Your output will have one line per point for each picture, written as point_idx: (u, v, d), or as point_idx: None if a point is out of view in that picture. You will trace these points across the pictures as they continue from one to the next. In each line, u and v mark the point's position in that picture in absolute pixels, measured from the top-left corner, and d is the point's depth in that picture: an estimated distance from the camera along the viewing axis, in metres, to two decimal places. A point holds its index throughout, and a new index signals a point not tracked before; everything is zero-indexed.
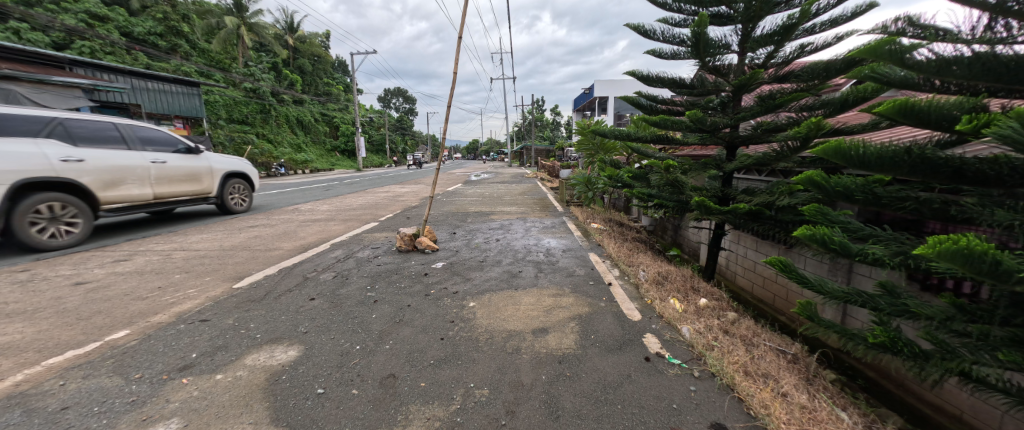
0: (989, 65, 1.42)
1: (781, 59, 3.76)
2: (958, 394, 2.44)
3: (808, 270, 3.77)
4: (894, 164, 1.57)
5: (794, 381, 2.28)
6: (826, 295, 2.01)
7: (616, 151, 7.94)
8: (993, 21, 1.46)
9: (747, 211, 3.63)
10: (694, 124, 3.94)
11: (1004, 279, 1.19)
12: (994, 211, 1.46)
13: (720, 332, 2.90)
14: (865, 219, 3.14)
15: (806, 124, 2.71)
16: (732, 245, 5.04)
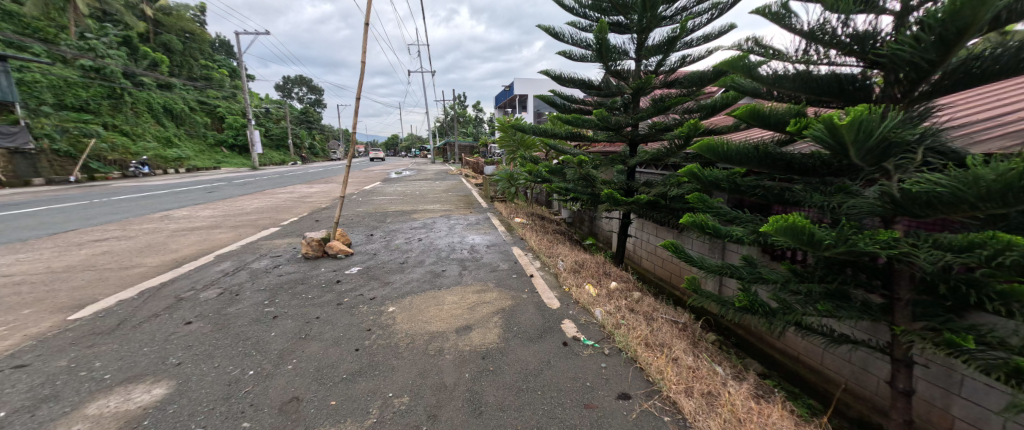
0: (805, 80, 1.82)
1: (667, 68, 4.28)
2: (795, 339, 3.10)
3: (694, 250, 4.40)
4: (747, 159, 1.92)
5: (683, 346, 2.65)
6: (707, 271, 2.37)
7: (535, 147, 8.28)
8: (811, 45, 1.88)
9: (646, 202, 4.07)
10: (601, 122, 4.32)
11: (817, 247, 1.56)
12: (811, 195, 1.89)
13: (627, 311, 3.22)
14: (733, 204, 3.77)
15: (688, 125, 3.16)
16: (637, 232, 5.63)
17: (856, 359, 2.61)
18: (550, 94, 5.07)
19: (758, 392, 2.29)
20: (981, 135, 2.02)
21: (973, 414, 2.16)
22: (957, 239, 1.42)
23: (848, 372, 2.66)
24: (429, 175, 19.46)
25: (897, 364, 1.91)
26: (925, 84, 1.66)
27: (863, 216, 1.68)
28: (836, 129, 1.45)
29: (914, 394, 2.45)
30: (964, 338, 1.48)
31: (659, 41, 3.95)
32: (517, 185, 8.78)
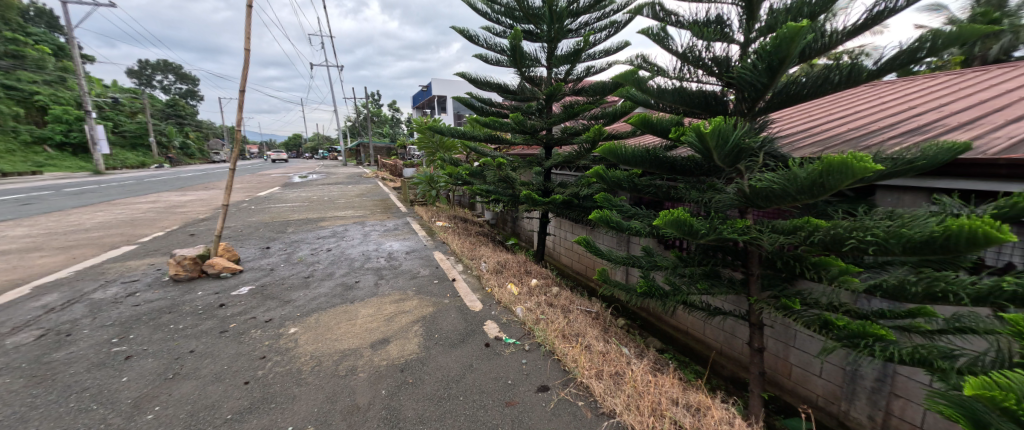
0: (682, 95, 2.15)
1: (575, 77, 4.60)
2: (683, 316, 3.59)
3: (604, 244, 4.79)
4: (641, 161, 2.15)
5: (596, 333, 2.86)
6: (614, 262, 2.60)
7: (456, 148, 8.22)
8: (685, 65, 2.23)
9: (562, 201, 4.31)
10: (518, 126, 4.45)
11: (694, 236, 1.85)
12: (689, 192, 2.21)
13: (546, 306, 3.36)
14: (634, 201, 4.21)
15: (594, 130, 3.43)
16: (556, 230, 5.94)
17: (727, 327, 3.13)
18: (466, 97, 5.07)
19: (657, 367, 2.58)
20: (800, 143, 2.70)
21: (804, 360, 2.76)
22: (787, 224, 1.81)
23: (722, 338, 3.17)
24: (339, 178, 17.90)
25: (753, 328, 2.34)
26: (762, 101, 2.08)
27: (726, 208, 2.04)
28: (703, 137, 1.71)
29: (766, 351, 3.02)
30: (793, 302, 1.91)
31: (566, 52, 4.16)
32: (437, 188, 8.56)
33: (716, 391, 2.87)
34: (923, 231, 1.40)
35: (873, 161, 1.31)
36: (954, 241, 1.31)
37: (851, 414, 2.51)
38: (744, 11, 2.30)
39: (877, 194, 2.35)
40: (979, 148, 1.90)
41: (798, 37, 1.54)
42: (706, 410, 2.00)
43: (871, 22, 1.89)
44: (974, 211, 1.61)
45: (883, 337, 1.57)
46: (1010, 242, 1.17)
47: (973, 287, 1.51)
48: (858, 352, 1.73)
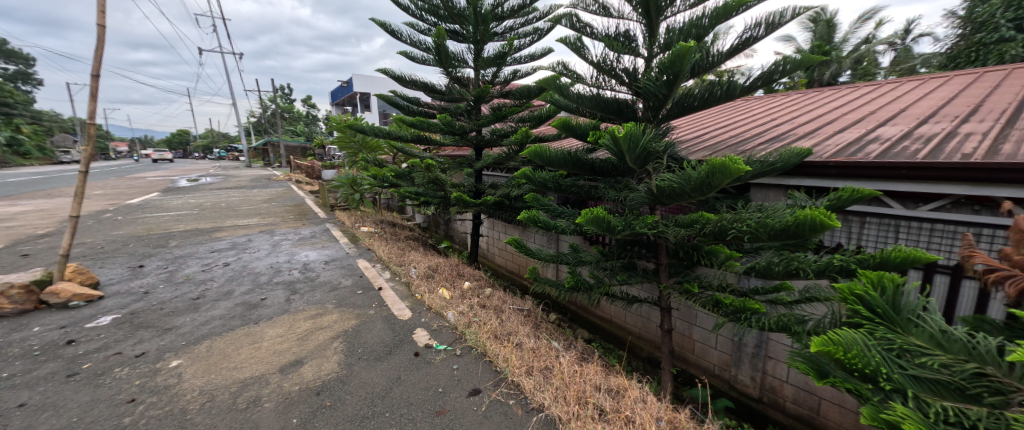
0: (599, 101, 2.31)
1: (502, 79, 4.65)
2: (606, 306, 3.87)
3: (535, 243, 4.92)
4: (564, 163, 2.27)
5: (527, 331, 2.92)
6: (543, 260, 2.69)
7: (381, 149, 7.81)
8: (600, 74, 2.43)
9: (493, 202, 4.33)
10: (446, 127, 4.38)
11: (611, 232, 2.01)
12: (607, 190, 2.39)
13: (479, 308, 3.34)
14: (563, 201, 4.41)
15: (521, 133, 3.50)
16: (489, 231, 5.97)
17: (642, 313, 3.45)
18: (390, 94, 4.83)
19: (583, 358, 2.73)
20: (695, 147, 3.10)
21: (703, 336, 3.15)
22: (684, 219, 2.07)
23: (638, 323, 3.50)
24: (240, 181, 15.75)
25: (662, 312, 2.61)
26: (663, 110, 2.35)
27: (637, 205, 2.25)
28: (617, 140, 1.86)
29: (675, 331, 3.39)
30: (693, 286, 2.21)
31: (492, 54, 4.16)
32: (360, 191, 8.00)
33: (635, 372, 3.14)
34: (781, 220, 1.71)
35: (746, 163, 1.57)
36: (803, 227, 1.62)
37: (739, 378, 2.93)
38: (647, 30, 2.57)
39: (751, 192, 2.73)
40: (817, 153, 2.35)
41: (688, 54, 1.77)
42: (624, 391, 2.16)
43: (741, 46, 2.24)
44: (816, 203, 2.02)
45: (757, 311, 1.90)
46: (836, 227, 1.50)
47: (815, 263, 1.90)
48: (741, 325, 2.05)
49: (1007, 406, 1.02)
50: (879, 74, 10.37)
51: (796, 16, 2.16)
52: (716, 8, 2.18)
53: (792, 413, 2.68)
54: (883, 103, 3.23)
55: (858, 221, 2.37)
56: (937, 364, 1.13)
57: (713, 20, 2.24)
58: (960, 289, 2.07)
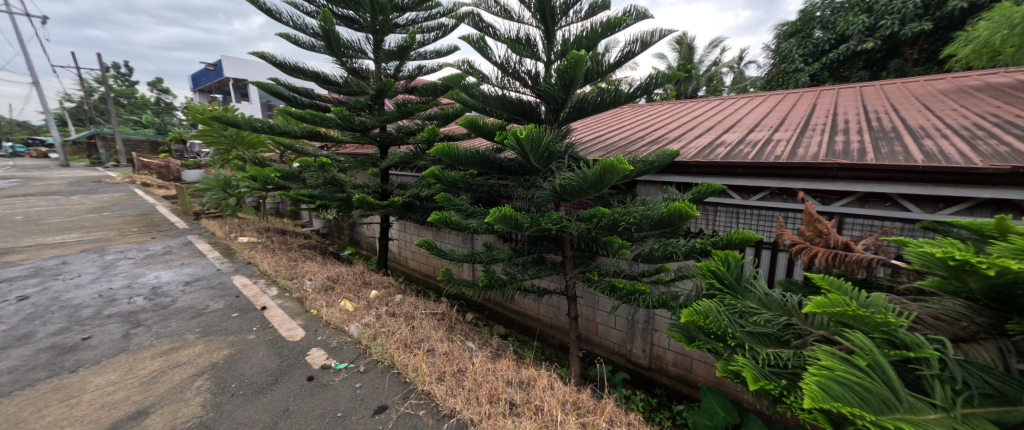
0: (505, 102, 2.55)
1: (406, 74, 4.47)
2: (521, 301, 4.12)
3: (451, 244, 4.88)
4: (474, 162, 2.39)
5: (440, 335, 2.87)
6: (456, 261, 2.75)
7: (263, 145, 6.83)
8: (504, 76, 2.66)
9: (402, 203, 4.15)
10: (343, 122, 4.06)
11: (520, 229, 2.19)
12: (516, 189, 2.53)
13: (388, 317, 3.16)
14: (476, 200, 4.46)
15: (427, 130, 3.42)
16: (401, 234, 5.80)
17: (551, 303, 3.76)
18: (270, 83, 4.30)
19: (496, 355, 2.79)
20: (593, 148, 3.46)
21: (604, 318, 3.51)
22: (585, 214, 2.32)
23: (548, 312, 3.83)
24: (54, 185, 12.17)
25: (569, 300, 2.86)
26: (563, 113, 2.60)
27: (544, 202, 2.45)
28: (521, 142, 2.02)
29: (582, 317, 3.70)
30: (594, 274, 2.50)
31: (394, 47, 3.94)
32: (236, 195, 6.88)
33: (547, 360, 3.36)
34: (659, 211, 2.03)
35: (629, 163, 1.80)
36: (675, 215, 1.93)
37: (633, 351, 3.35)
38: (545, 36, 2.73)
39: (637, 187, 3.08)
40: (683, 154, 2.81)
41: (580, 63, 1.99)
42: (534, 381, 2.27)
43: (623, 59, 2.53)
44: (683, 196, 2.42)
45: (644, 291, 2.22)
46: (695, 216, 1.84)
47: (683, 246, 2.27)
48: (631, 305, 2.34)
49: (805, 343, 1.37)
50: (724, 91, 12.92)
51: (664, 36, 2.53)
52: (602, 23, 2.42)
53: (674, 375, 3.14)
54: (727, 115, 4.02)
55: (712, 209, 2.88)
56: (763, 320, 1.48)
57: (600, 33, 2.49)
58: (778, 260, 2.67)
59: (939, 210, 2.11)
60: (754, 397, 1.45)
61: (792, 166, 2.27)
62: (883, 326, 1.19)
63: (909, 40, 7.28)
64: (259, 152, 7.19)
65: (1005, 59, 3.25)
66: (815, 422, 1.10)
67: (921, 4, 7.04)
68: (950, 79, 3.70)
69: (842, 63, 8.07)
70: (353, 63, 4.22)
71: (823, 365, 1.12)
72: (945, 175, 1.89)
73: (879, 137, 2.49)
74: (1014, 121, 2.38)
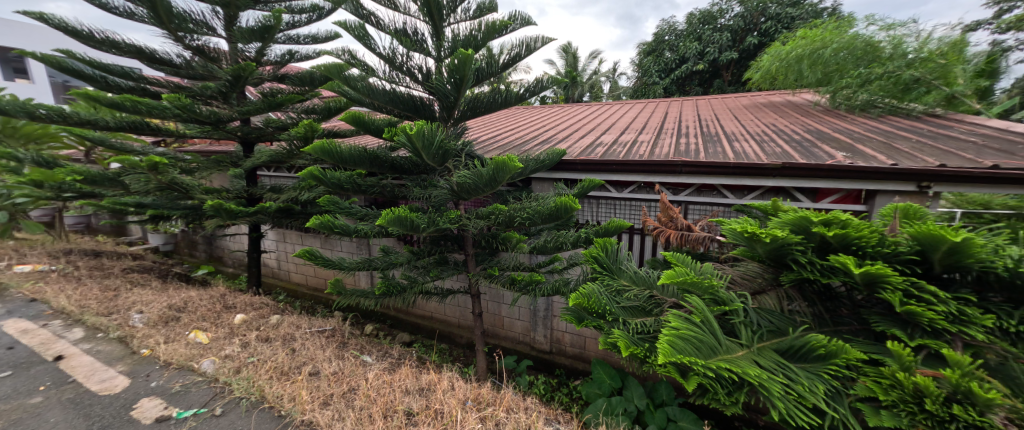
0: (393, 97, 2.55)
1: (273, 59, 3.82)
2: (425, 304, 4.05)
3: (344, 251, 4.48)
4: (358, 160, 2.41)
5: (326, 354, 2.59)
6: (346, 269, 2.70)
7: (58, 140, 5.16)
8: (392, 70, 2.61)
9: (277, 209, 3.67)
10: (184, 112, 3.33)
11: (415, 229, 2.24)
12: (413, 189, 2.54)
13: (261, 343, 2.73)
14: (369, 203, 4.16)
15: (302, 125, 2.99)
16: (279, 244, 5.17)
17: (458, 302, 3.80)
18: (64, 58, 3.37)
19: (393, 366, 2.64)
20: (487, 147, 3.56)
21: (508, 311, 3.65)
22: (485, 212, 2.41)
23: (452, 311, 3.87)
24: None
25: (473, 297, 2.92)
26: (456, 112, 2.70)
27: (443, 201, 2.50)
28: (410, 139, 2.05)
29: (487, 312, 3.78)
30: (495, 269, 2.56)
31: (255, 24, 3.33)
32: (10, 208, 5.01)
33: (453, 362, 3.36)
34: (549, 205, 2.25)
35: (519, 161, 1.99)
36: (563, 207, 2.15)
37: (536, 339, 3.56)
38: (433, 31, 2.65)
39: (532, 184, 3.26)
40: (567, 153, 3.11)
41: (467, 62, 2.12)
42: (435, 385, 2.22)
43: (511, 62, 2.64)
44: (569, 191, 2.68)
45: (540, 280, 2.36)
46: (578, 208, 2.10)
47: (573, 236, 2.48)
48: (530, 295, 2.46)
49: (662, 309, 1.68)
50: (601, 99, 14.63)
51: (547, 43, 2.71)
52: (488, 24, 2.48)
53: (571, 354, 3.42)
54: (603, 119, 4.57)
55: (594, 202, 3.23)
56: (632, 294, 1.75)
57: (486, 34, 2.53)
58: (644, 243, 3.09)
59: (745, 195, 2.76)
60: (629, 362, 1.71)
61: (648, 163, 2.70)
62: (710, 289, 1.55)
63: (726, 65, 9.32)
64: (49, 149, 5.36)
65: (779, 84, 4.45)
66: (670, 374, 1.36)
67: (733, 38, 9.08)
68: (751, 97, 4.88)
69: (684, 80, 9.87)
70: (196, 40, 3.51)
71: (673, 324, 1.40)
72: (736, 170, 2.52)
73: (709, 140, 3.14)
74: (785, 129, 3.28)
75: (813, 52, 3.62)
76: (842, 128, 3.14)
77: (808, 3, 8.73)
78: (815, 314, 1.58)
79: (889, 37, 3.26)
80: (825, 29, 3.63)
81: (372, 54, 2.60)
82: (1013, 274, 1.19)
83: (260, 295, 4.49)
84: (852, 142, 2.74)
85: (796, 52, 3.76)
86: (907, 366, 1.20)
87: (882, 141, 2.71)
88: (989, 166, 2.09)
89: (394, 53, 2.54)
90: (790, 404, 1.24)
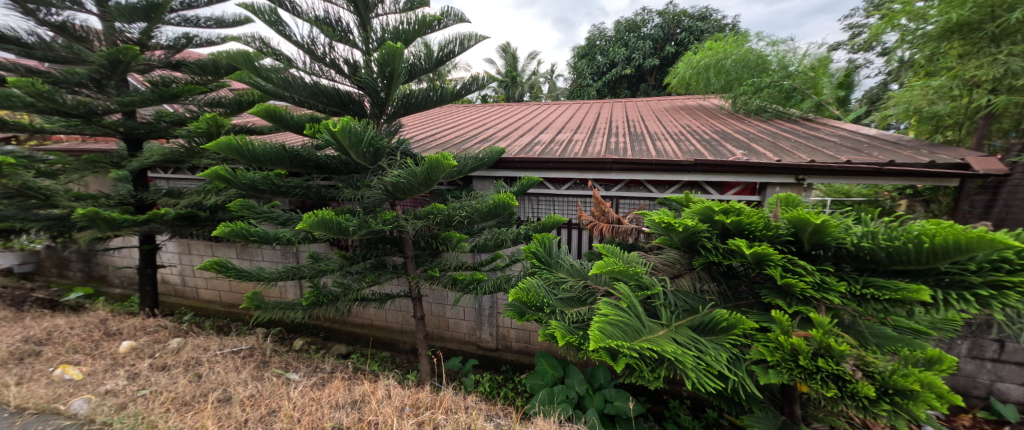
0: (315, 91, 2.38)
1: (164, 43, 3.28)
2: (362, 312, 3.84)
3: (265, 261, 4.05)
4: (275, 158, 2.24)
5: (241, 377, 2.33)
6: (266, 280, 2.46)
7: None
8: (313, 61, 2.44)
9: (176, 215, 3.20)
10: (42, 102, 2.75)
11: (345, 232, 2.12)
12: (343, 189, 2.38)
13: (159, 372, 2.38)
14: (294, 206, 3.80)
15: (204, 119, 2.63)
16: (181, 257, 4.51)
17: (400, 307, 3.65)
18: None
19: (323, 381, 2.45)
20: (424, 144, 3.50)
21: (452, 311, 3.60)
22: (422, 212, 2.33)
23: (393, 317, 3.72)
24: None
25: (414, 301, 2.82)
26: (388, 109, 2.58)
27: (376, 202, 2.38)
28: (334, 134, 1.92)
29: (431, 315, 3.69)
30: (435, 270, 2.51)
31: (137, 1, 2.84)
32: None
33: (394, 369, 3.22)
34: (487, 203, 2.25)
35: (453, 158, 1.95)
36: (501, 205, 2.17)
37: (482, 338, 3.56)
38: (359, 22, 2.49)
39: (473, 183, 3.23)
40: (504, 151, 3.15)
41: (396, 56, 2.04)
42: (369, 396, 2.10)
43: (444, 57, 2.57)
44: (510, 189, 2.70)
45: (482, 278, 2.35)
46: (516, 205, 2.13)
47: (512, 233, 2.51)
48: (472, 294, 2.43)
49: (596, 298, 1.78)
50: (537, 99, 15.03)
51: (480, 41, 2.69)
52: (418, 17, 2.39)
53: (517, 349, 3.47)
54: (539, 119, 4.70)
55: (535, 199, 3.28)
56: (568, 286, 1.84)
57: (417, 28, 2.44)
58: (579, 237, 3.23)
59: (667, 189, 3.01)
60: (566, 351, 1.78)
61: (581, 160, 2.84)
62: (634, 275, 1.67)
63: (649, 71, 10.10)
64: None
65: (693, 89, 4.96)
66: (601, 358, 1.45)
67: (654, 46, 9.90)
68: (670, 100, 5.37)
69: (614, 83, 10.51)
70: (57, 16, 2.92)
71: (603, 311, 1.50)
72: (656, 167, 2.77)
73: (635, 139, 3.38)
74: (698, 129, 3.66)
75: (716, 61, 4.11)
76: (740, 129, 3.61)
77: (715, 18, 9.78)
78: (721, 292, 1.79)
79: (773, 52, 3.84)
80: (726, 42, 4.13)
81: (289, 42, 2.39)
82: (860, 249, 1.45)
83: (158, 317, 3.87)
84: (747, 142, 3.14)
85: (703, 61, 4.22)
86: (787, 330, 1.42)
87: (771, 141, 3.14)
88: (845, 161, 2.52)
89: (314, 43, 2.36)
90: (700, 374, 1.39)
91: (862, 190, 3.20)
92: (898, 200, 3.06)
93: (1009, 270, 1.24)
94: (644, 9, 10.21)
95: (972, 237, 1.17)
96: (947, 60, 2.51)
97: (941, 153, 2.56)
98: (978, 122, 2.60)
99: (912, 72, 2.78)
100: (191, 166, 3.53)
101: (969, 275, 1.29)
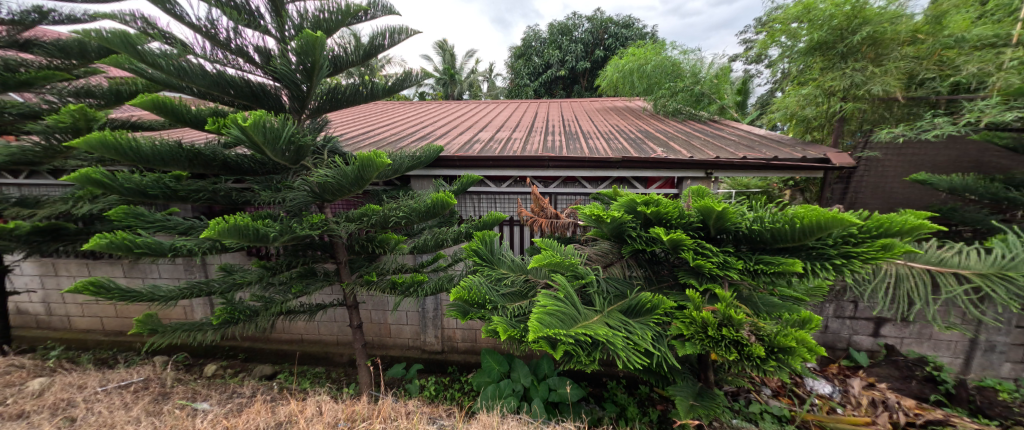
0: (218, 81, 2.12)
1: (6, 17, 2.68)
2: (289, 327, 3.52)
3: (162, 278, 3.52)
4: (168, 157, 1.96)
5: (133, 414, 2.02)
6: (164, 299, 2.14)
7: None
8: (214, 47, 2.17)
9: (33, 229, 2.65)
10: None
11: (263, 238, 1.93)
12: (259, 191, 2.15)
13: (18, 422, 1.97)
14: (199, 212, 3.35)
15: (66, 111, 2.20)
16: (44, 279, 3.73)
17: (334, 317, 3.41)
18: None
19: (241, 407, 2.21)
20: (357, 142, 3.32)
21: (393, 317, 3.46)
22: (355, 213, 2.20)
23: (327, 328, 3.47)
24: None
25: (350, 309, 2.66)
26: (310, 103, 2.39)
27: (300, 204, 2.19)
28: (243, 129, 1.73)
29: (371, 323, 3.51)
30: (372, 275, 2.39)
31: None
32: None
33: (328, 384, 3.01)
34: (424, 202, 2.19)
35: (386, 156, 1.87)
36: (439, 203, 2.15)
37: (426, 341, 3.47)
38: (271, 7, 2.27)
39: (411, 182, 3.12)
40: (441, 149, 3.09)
41: (317, 45, 1.90)
42: (296, 416, 1.94)
43: (372, 51, 2.45)
44: (449, 187, 2.66)
45: (423, 280, 2.29)
46: (454, 203, 2.13)
47: (451, 233, 2.48)
48: (413, 297, 2.35)
49: (536, 291, 1.86)
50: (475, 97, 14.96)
51: (412, 35, 2.61)
52: (340, 6, 2.25)
53: (464, 349, 3.46)
54: (477, 117, 4.70)
55: (476, 197, 3.27)
56: (508, 281, 1.87)
57: (340, 17, 2.30)
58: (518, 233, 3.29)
59: (599, 185, 3.18)
60: (508, 345, 1.82)
61: (518, 158, 2.92)
62: (570, 266, 1.77)
63: (582, 73, 10.57)
64: None
65: (621, 92, 5.32)
66: (540, 348, 1.52)
67: (586, 49, 10.40)
68: (600, 102, 5.70)
69: (550, 84, 10.86)
70: None
71: (542, 302, 1.57)
72: (586, 164, 2.94)
73: (570, 137, 3.54)
74: (624, 129, 3.94)
75: (639, 66, 4.47)
76: (660, 129, 3.97)
77: (639, 26, 10.53)
78: (646, 277, 1.95)
79: (686, 60, 4.28)
80: (647, 49, 4.51)
81: (182, 24, 2.10)
82: (752, 232, 1.69)
83: (13, 355, 3.17)
84: (666, 141, 3.45)
85: (628, 66, 4.56)
86: (698, 306, 1.60)
87: (684, 140, 3.49)
88: (741, 157, 2.89)
89: (214, 27, 2.11)
90: (629, 352, 1.52)
91: (758, 182, 3.72)
92: (783, 190, 3.62)
93: (854, 243, 1.52)
94: (574, 14, 10.65)
95: (829, 216, 1.43)
96: (812, 72, 3.01)
97: (811, 150, 3.05)
98: (835, 124, 3.14)
99: (788, 81, 3.27)
100: (52, 168, 2.93)
101: (827, 248, 1.57)
